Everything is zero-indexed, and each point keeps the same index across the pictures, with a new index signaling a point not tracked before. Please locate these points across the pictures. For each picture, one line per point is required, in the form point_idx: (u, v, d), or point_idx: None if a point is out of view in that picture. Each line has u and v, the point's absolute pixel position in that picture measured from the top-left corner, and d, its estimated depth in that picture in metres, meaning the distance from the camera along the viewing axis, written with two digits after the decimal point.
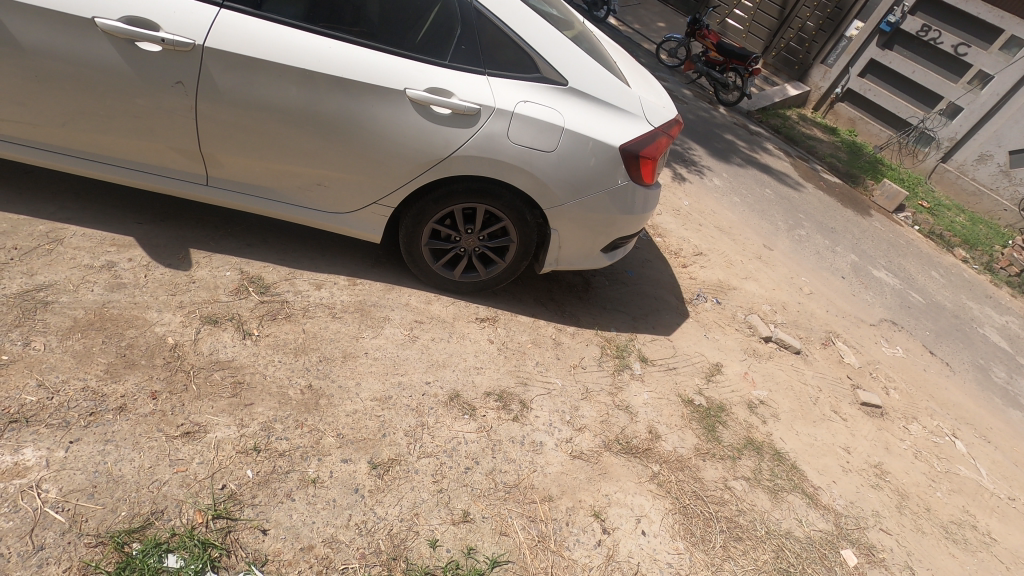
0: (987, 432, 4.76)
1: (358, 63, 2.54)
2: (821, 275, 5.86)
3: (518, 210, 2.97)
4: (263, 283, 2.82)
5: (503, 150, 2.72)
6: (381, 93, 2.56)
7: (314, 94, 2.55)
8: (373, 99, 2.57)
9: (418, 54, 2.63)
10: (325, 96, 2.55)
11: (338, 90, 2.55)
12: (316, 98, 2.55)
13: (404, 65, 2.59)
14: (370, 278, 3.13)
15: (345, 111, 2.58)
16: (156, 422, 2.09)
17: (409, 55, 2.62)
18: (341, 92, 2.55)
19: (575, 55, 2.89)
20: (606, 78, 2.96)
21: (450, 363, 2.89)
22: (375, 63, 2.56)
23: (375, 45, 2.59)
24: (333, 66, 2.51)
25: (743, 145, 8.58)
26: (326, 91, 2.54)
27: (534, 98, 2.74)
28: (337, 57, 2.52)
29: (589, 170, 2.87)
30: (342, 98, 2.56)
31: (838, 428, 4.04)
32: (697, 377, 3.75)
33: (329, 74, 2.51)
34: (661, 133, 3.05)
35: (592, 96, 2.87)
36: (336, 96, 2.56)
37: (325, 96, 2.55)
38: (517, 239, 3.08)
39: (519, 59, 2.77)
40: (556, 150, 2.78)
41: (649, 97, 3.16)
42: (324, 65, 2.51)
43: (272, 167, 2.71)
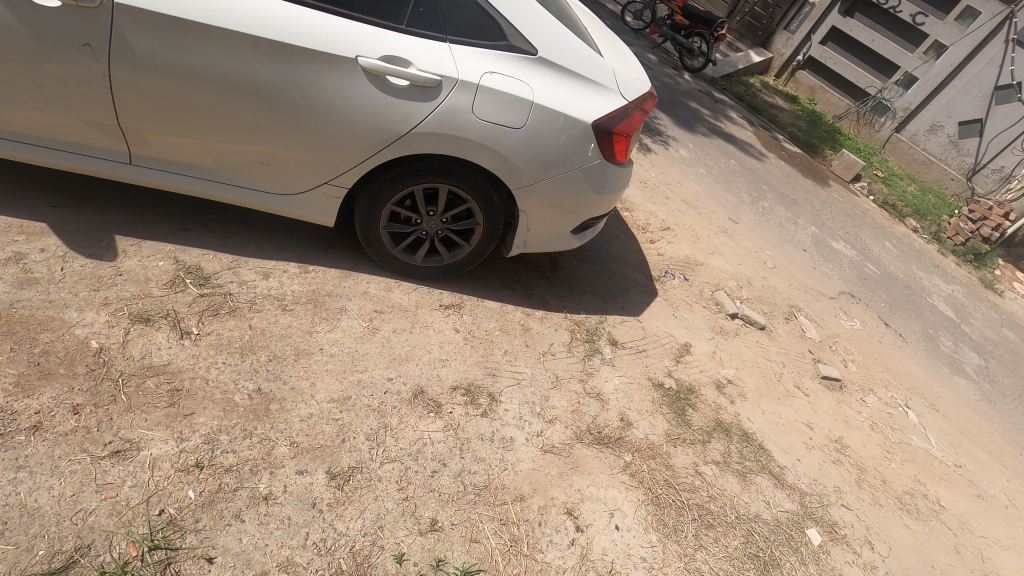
0: (936, 401, 4.94)
1: (301, 27, 2.23)
2: (784, 248, 5.90)
3: (484, 190, 2.76)
4: (202, 273, 2.54)
5: (467, 126, 2.47)
6: (328, 61, 2.27)
7: (251, 60, 2.24)
8: (319, 67, 2.28)
9: (370, 18, 2.34)
10: (264, 63, 2.25)
11: (278, 57, 2.24)
12: (251, 64, 2.25)
13: (354, 28, 2.30)
14: (323, 264, 2.88)
15: (287, 80, 2.29)
16: (79, 442, 1.84)
17: (360, 18, 2.33)
18: (282, 59, 2.25)
19: (544, 21, 2.64)
20: (578, 47, 2.73)
21: (414, 357, 2.71)
22: (321, 27, 2.25)
23: (322, 6, 2.29)
24: (271, 29, 2.20)
25: (707, 113, 8.47)
26: (265, 58, 2.24)
27: (501, 68, 2.48)
28: (276, 19, 2.21)
29: (559, 147, 2.68)
30: (283, 65, 2.26)
31: (801, 404, 4.09)
32: (667, 359, 3.69)
33: (267, 37, 2.20)
34: (635, 108, 2.86)
35: (563, 67, 2.64)
36: (276, 63, 2.26)
37: (264, 63, 2.25)
38: (483, 221, 2.88)
39: (484, 25, 2.50)
40: (525, 127, 2.56)
41: (622, 67, 2.95)
42: (262, 28, 2.19)
43: (206, 144, 2.40)
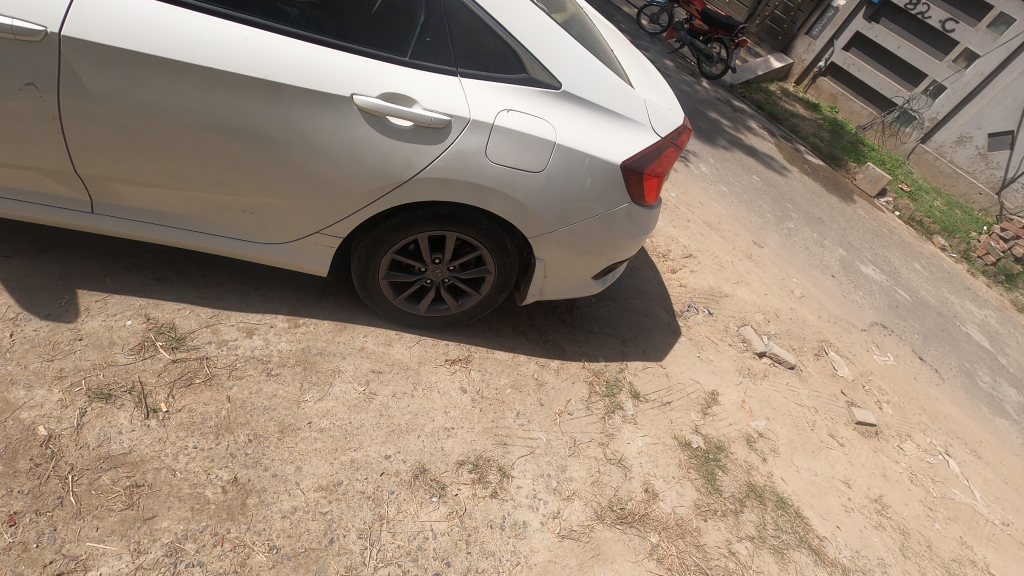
0: (978, 447, 4.57)
1: (287, 61, 1.92)
2: (811, 274, 5.54)
3: (497, 238, 2.44)
4: (175, 334, 2.24)
5: (480, 171, 2.15)
6: (317, 100, 1.96)
7: (225, 100, 1.93)
8: (306, 106, 1.97)
9: (369, 49, 2.02)
10: (242, 103, 1.94)
11: (257, 95, 1.93)
12: (225, 104, 1.93)
13: (348, 62, 1.98)
14: (315, 316, 2.58)
15: (268, 121, 1.98)
16: (12, 564, 1.55)
17: (358, 49, 2.01)
18: (262, 98, 1.94)
19: (570, 48, 2.31)
20: (606, 79, 2.40)
21: (415, 427, 2.39)
22: (310, 61, 1.94)
23: (313, 36, 1.97)
24: (250, 64, 1.89)
25: (727, 124, 8.10)
26: (242, 97, 1.93)
27: (519, 105, 2.15)
28: (256, 52, 1.90)
29: (583, 192, 2.36)
30: (264, 104, 1.95)
31: (837, 457, 3.75)
32: (693, 411, 3.36)
33: (245, 73, 1.89)
34: (668, 144, 2.53)
35: (589, 101, 2.31)
36: (255, 102, 1.94)
37: (240, 102, 1.94)
38: (495, 270, 2.57)
39: (501, 54, 2.16)
40: (545, 170, 2.24)
41: (653, 98, 2.62)
42: (239, 62, 1.88)
43: (179, 191, 2.11)
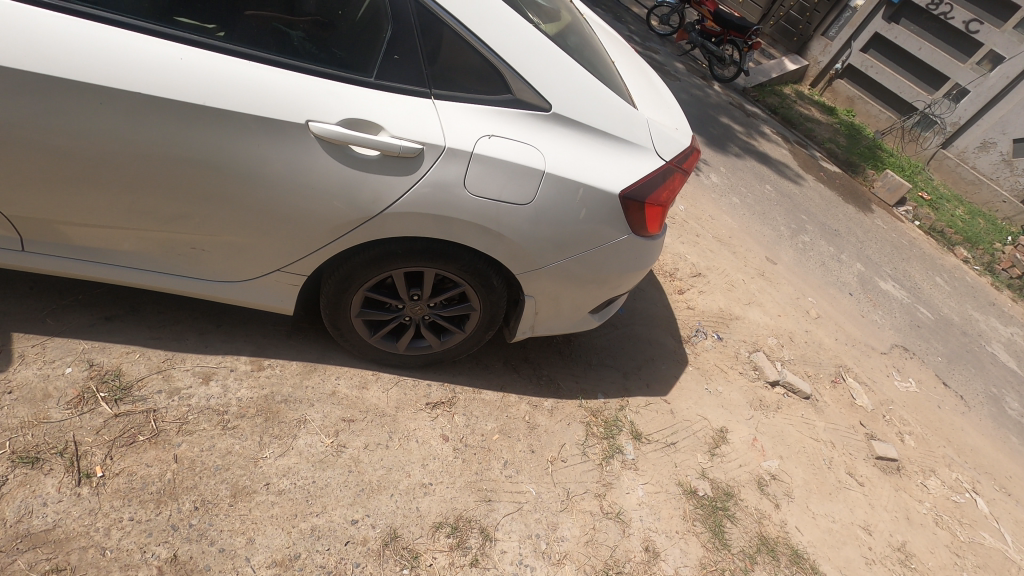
0: (1008, 483, 4.24)
1: (231, 84, 1.70)
2: (828, 292, 5.24)
3: (482, 274, 2.19)
4: (121, 383, 2.02)
5: (459, 205, 1.90)
6: (268, 127, 1.73)
7: (164, 130, 1.72)
8: (254, 134, 1.74)
9: (328, 68, 1.79)
10: (183, 133, 1.72)
11: (198, 123, 1.71)
12: (162, 133, 1.72)
13: (305, 85, 1.75)
14: (283, 357, 2.35)
15: (212, 151, 1.75)
16: None
17: (315, 70, 1.78)
18: (205, 126, 1.72)
19: (563, 63, 2.03)
20: (604, 98, 2.13)
21: (388, 485, 2.16)
22: (259, 84, 1.71)
23: (263, 55, 1.74)
24: (189, 88, 1.67)
25: (740, 130, 7.78)
26: (183, 126, 1.72)
27: (502, 130, 1.90)
28: (197, 74, 1.68)
29: (577, 224, 2.10)
30: (209, 133, 1.73)
31: (856, 499, 3.46)
32: (700, 453, 3.10)
33: (184, 99, 1.67)
34: (674, 169, 2.27)
35: (584, 124, 2.05)
36: (197, 132, 1.73)
37: (181, 132, 1.72)
38: (480, 306, 2.33)
39: (481, 71, 1.90)
40: (534, 201, 1.99)
41: (657, 117, 2.36)
42: (177, 87, 1.67)
43: (125, 228, 1.91)
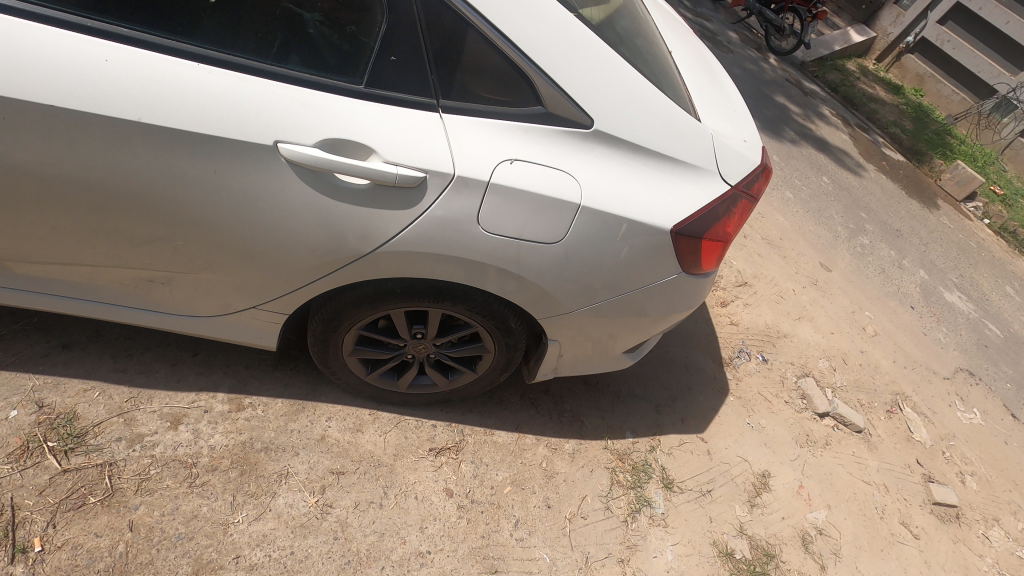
0: None
1: (180, 97, 1.34)
2: (887, 305, 4.71)
3: (497, 316, 1.83)
4: (73, 429, 1.74)
5: (470, 243, 1.52)
6: (229, 149, 1.38)
7: (101, 152, 1.38)
8: (212, 157, 1.39)
9: (305, 72, 1.41)
10: (127, 156, 1.39)
11: (144, 143, 1.37)
12: (99, 155, 1.38)
13: (276, 95, 1.37)
14: (269, 394, 2.05)
15: (163, 176, 1.42)
16: None
17: (288, 74, 1.40)
18: (152, 148, 1.38)
19: (611, 62, 1.58)
20: (659, 107, 1.68)
21: (379, 555, 1.86)
22: (218, 94, 1.35)
23: (222, 55, 1.37)
24: (129, 101, 1.33)
25: (797, 111, 7.06)
26: (126, 148, 1.38)
27: (527, 152, 1.49)
28: (140, 82, 1.33)
29: (616, 265, 1.70)
30: (159, 157, 1.39)
31: (912, 557, 3.05)
32: (738, 503, 2.73)
33: (123, 115, 1.34)
34: (739, 195, 1.83)
35: (632, 142, 1.61)
36: (142, 154, 1.39)
37: (122, 155, 1.39)
38: (494, 347, 1.97)
39: (503, 75, 1.47)
40: (563, 239, 1.59)
41: (720, 127, 1.90)
42: (110, 100, 1.32)
43: (74, 263, 1.60)
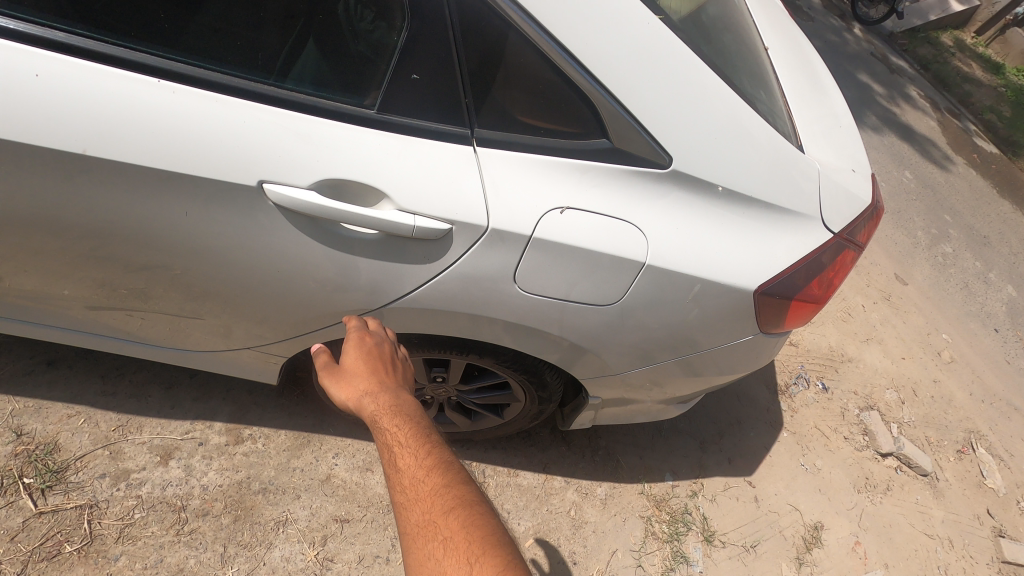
0: None
1: (142, 126, 1.06)
2: (967, 328, 4.11)
3: (530, 371, 1.54)
4: (52, 462, 1.57)
5: (501, 306, 1.23)
6: (211, 187, 1.11)
7: (57, 183, 1.12)
8: (190, 194, 1.12)
9: (302, 88, 1.10)
10: (88, 189, 1.13)
11: (106, 176, 1.11)
12: (54, 186, 1.12)
13: (268, 119, 1.08)
14: (272, 425, 1.84)
15: (133, 213, 1.16)
16: None
17: (281, 89, 1.09)
18: (117, 182, 1.11)
19: (698, 80, 1.21)
20: (754, 136, 1.31)
21: None
22: (196, 118, 1.07)
23: (193, 67, 1.07)
24: (86, 124, 1.05)
25: (882, 91, 6.30)
26: (85, 181, 1.11)
27: (582, 199, 1.17)
28: (97, 101, 1.04)
29: (681, 329, 1.38)
30: (124, 189, 1.12)
31: None
32: (786, 562, 2.44)
33: (78, 141, 1.06)
34: (842, 243, 1.46)
35: (717, 183, 1.26)
36: (105, 187, 1.12)
37: (82, 187, 1.12)
38: (524, 398, 1.70)
39: (557, 98, 1.13)
40: (618, 301, 1.27)
41: (824, 156, 1.52)
42: (62, 123, 1.05)
43: (41, 293, 1.36)
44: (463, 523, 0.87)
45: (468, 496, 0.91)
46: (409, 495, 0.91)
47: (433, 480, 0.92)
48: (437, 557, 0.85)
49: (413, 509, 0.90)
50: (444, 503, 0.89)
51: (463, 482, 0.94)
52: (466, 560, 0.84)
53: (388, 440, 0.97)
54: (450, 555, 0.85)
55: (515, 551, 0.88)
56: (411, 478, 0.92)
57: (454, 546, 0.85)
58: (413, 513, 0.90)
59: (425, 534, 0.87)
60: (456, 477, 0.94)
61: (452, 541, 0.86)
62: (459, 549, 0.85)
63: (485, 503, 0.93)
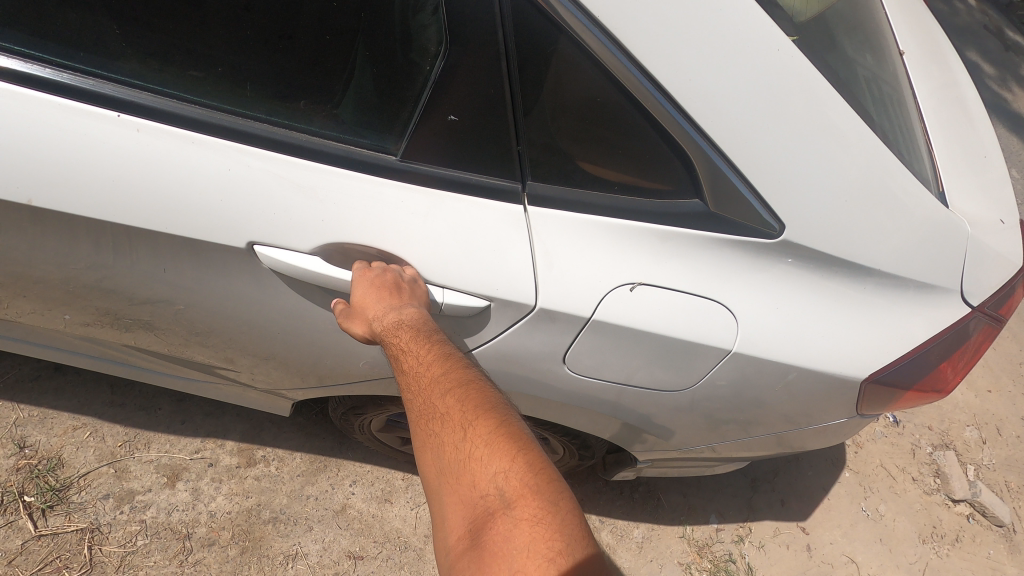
0: None
1: (125, 175, 0.90)
2: None
3: (573, 433, 1.32)
4: (56, 481, 1.48)
5: (546, 386, 1.07)
6: (208, 248, 0.95)
7: (39, 235, 0.98)
8: (185, 250, 0.97)
9: (320, 118, 0.91)
10: (75, 246, 0.99)
11: (90, 232, 0.96)
12: (35, 235, 0.99)
13: (280, 171, 0.92)
14: (287, 447, 1.70)
15: (126, 269, 1.02)
16: None
17: (284, 128, 0.92)
18: (106, 238, 0.97)
19: (828, 124, 0.94)
20: (889, 188, 1.01)
21: None
22: (196, 169, 0.91)
23: (162, 97, 0.90)
24: (68, 177, 0.90)
25: (993, 71, 5.44)
26: (69, 236, 0.97)
27: (656, 274, 0.98)
28: (79, 151, 0.89)
29: (764, 414, 1.13)
30: (114, 244, 0.98)
31: None
32: None
33: (59, 195, 0.91)
34: (981, 318, 1.14)
35: (829, 251, 1.00)
36: (93, 241, 0.98)
37: (68, 241, 0.99)
38: (563, 450, 1.48)
39: (635, 142, 0.93)
40: (690, 386, 1.06)
41: (969, 202, 1.19)
42: (42, 177, 0.90)
43: (39, 324, 1.22)
44: (459, 398, 0.85)
45: (466, 375, 0.88)
46: (410, 382, 0.89)
47: (432, 366, 0.89)
48: (436, 432, 0.84)
49: (415, 394, 0.88)
50: (440, 384, 0.87)
51: (463, 364, 0.90)
52: (461, 429, 0.82)
53: (391, 338, 0.92)
54: (447, 429, 0.83)
55: (515, 416, 0.85)
56: (413, 370, 0.89)
57: (450, 418, 0.84)
58: (416, 400, 0.88)
59: (426, 416, 0.86)
60: (455, 357, 0.91)
61: (449, 415, 0.84)
62: (455, 420, 0.83)
63: (488, 381, 0.90)
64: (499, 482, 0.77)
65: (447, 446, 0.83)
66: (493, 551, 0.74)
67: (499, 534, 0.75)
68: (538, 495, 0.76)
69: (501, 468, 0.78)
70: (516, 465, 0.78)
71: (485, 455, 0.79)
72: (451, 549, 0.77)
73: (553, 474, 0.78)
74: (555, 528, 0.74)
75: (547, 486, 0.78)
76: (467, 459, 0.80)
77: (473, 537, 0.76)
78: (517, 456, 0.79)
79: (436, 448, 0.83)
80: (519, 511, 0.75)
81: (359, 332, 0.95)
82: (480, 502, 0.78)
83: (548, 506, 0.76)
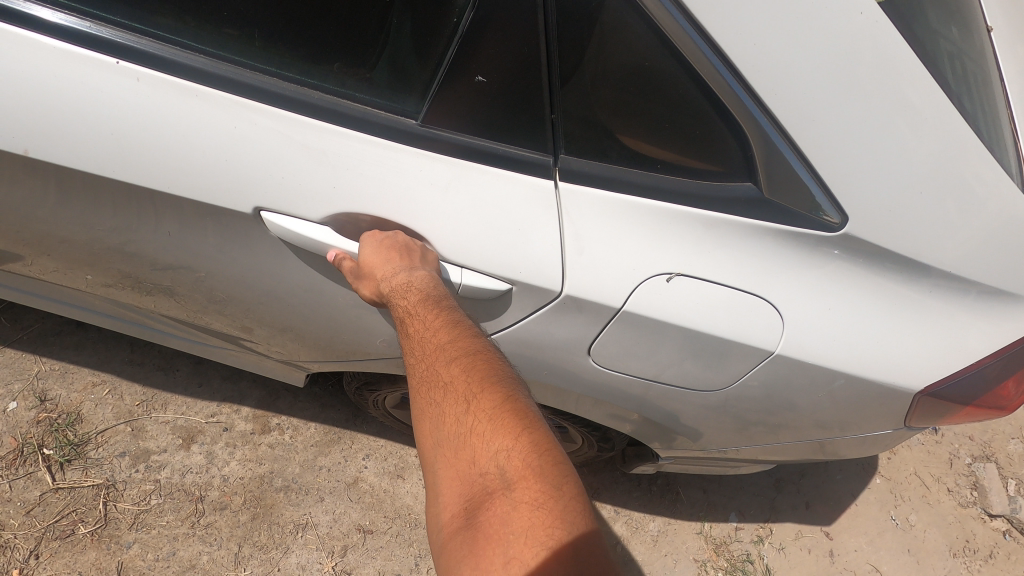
0: None
1: (131, 131, 0.85)
2: None
3: (593, 424, 1.26)
4: (74, 437, 1.50)
5: (566, 376, 1.01)
6: (217, 211, 0.90)
7: (48, 192, 0.95)
8: (194, 213, 0.92)
9: (337, 74, 0.84)
10: (83, 204, 0.96)
11: (97, 191, 0.92)
12: (44, 192, 0.95)
13: (294, 133, 0.86)
14: (301, 416, 1.68)
15: (134, 229, 0.98)
16: None
17: (296, 84, 0.85)
18: (113, 198, 0.93)
19: (906, 103, 0.83)
20: (969, 181, 0.89)
21: None
22: (205, 127, 0.85)
23: (165, 45, 0.84)
24: (73, 132, 0.86)
25: None
26: (76, 193, 0.93)
27: (697, 264, 0.89)
28: (84, 105, 0.84)
29: (801, 420, 1.05)
30: (121, 204, 0.94)
31: None
32: None
33: (65, 151, 0.87)
34: None
35: (892, 247, 0.89)
36: (100, 200, 0.94)
37: (75, 199, 0.95)
38: (581, 440, 1.41)
39: (682, 116, 0.83)
40: (722, 385, 0.98)
41: None
42: (47, 131, 0.86)
43: (55, 281, 1.20)
44: (465, 368, 0.79)
45: (474, 345, 0.82)
46: (416, 348, 0.84)
47: (440, 333, 0.83)
48: (437, 403, 0.79)
49: (420, 360, 0.83)
50: (446, 352, 0.81)
51: (472, 334, 0.84)
52: (464, 401, 0.77)
53: (398, 299, 0.86)
54: (450, 400, 0.78)
55: (523, 393, 0.79)
56: (420, 336, 0.84)
57: (454, 389, 0.78)
58: (419, 367, 0.83)
59: (428, 384, 0.81)
60: (464, 326, 0.84)
61: (453, 386, 0.78)
62: (459, 391, 0.77)
63: (498, 353, 0.83)
64: (501, 461, 0.71)
65: (448, 418, 0.77)
66: (488, 534, 0.68)
67: (496, 516, 0.69)
68: (541, 477, 0.70)
69: (503, 446, 0.72)
70: (520, 444, 0.72)
71: (488, 431, 0.73)
72: (444, 526, 0.72)
73: (560, 458, 0.72)
74: (557, 514, 0.68)
75: (551, 469, 0.71)
76: (468, 433, 0.75)
77: (468, 516, 0.70)
78: (522, 435, 0.73)
79: (436, 419, 0.78)
80: (520, 493, 0.69)
81: (368, 294, 0.89)
82: (478, 479, 0.72)
83: (551, 490, 0.69)
